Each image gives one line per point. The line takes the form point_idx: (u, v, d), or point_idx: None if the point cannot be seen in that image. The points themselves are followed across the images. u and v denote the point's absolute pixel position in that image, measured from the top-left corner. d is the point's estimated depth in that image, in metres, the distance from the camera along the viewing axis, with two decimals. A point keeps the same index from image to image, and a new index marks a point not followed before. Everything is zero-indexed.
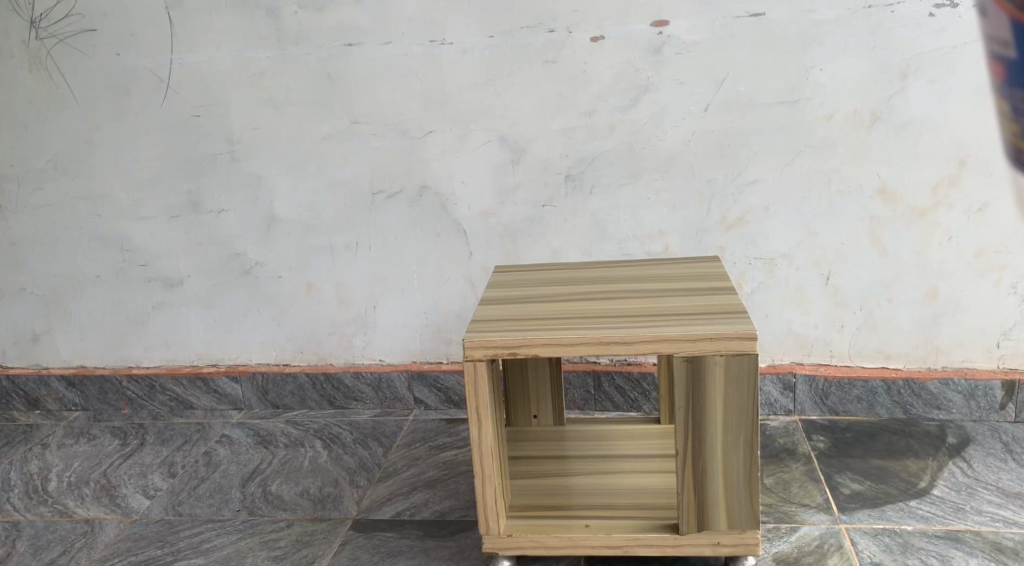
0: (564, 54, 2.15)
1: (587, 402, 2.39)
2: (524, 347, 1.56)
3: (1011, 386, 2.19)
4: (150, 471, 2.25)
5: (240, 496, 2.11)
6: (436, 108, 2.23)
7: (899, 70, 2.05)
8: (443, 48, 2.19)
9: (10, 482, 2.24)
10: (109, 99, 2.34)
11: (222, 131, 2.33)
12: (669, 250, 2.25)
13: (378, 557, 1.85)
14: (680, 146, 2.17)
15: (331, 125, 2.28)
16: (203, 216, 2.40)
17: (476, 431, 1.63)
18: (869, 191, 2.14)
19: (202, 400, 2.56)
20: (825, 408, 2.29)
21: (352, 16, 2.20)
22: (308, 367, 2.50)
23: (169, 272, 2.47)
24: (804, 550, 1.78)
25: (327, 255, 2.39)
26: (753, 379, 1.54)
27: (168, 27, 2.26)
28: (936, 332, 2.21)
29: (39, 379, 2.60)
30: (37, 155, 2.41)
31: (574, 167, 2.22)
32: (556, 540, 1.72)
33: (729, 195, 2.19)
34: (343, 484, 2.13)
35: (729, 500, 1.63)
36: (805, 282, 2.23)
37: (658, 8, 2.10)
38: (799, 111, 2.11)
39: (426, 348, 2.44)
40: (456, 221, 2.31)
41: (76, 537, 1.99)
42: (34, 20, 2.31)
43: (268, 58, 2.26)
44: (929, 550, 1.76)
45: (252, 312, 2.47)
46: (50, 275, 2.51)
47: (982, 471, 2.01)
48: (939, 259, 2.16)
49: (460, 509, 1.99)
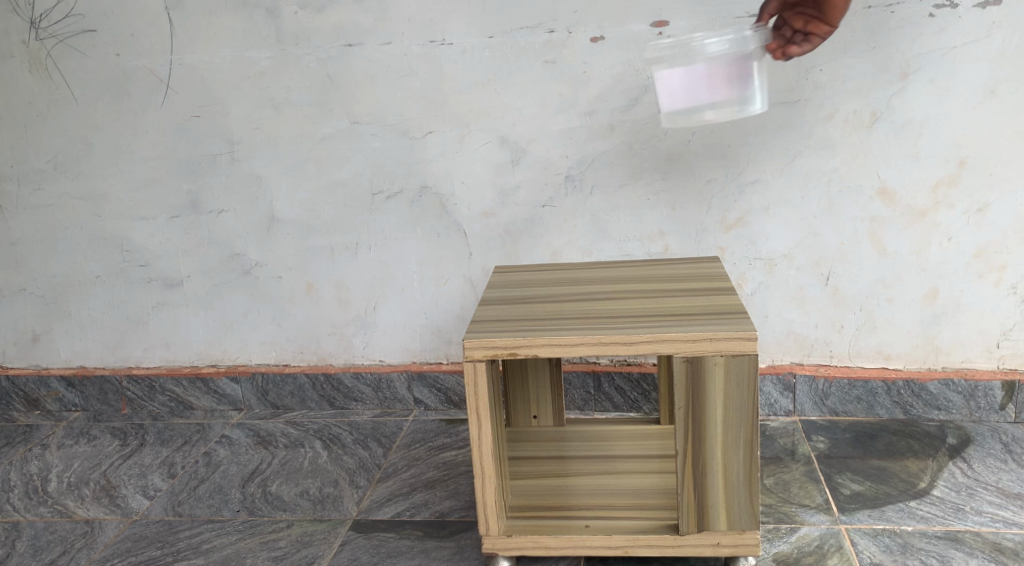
0: (564, 54, 2.15)
1: (587, 403, 2.39)
2: (524, 347, 1.56)
3: (1011, 387, 2.19)
4: (150, 472, 2.25)
5: (241, 496, 2.11)
6: (437, 108, 2.23)
7: (899, 70, 2.05)
8: (443, 48, 2.19)
9: (10, 483, 2.24)
10: (109, 99, 2.34)
11: (222, 132, 2.33)
12: (669, 251, 2.25)
13: (378, 557, 1.85)
14: (680, 146, 2.17)
15: (331, 125, 2.28)
16: (203, 216, 2.40)
17: (476, 430, 1.63)
18: (869, 191, 2.14)
19: (202, 400, 2.56)
20: (825, 409, 2.29)
21: (352, 16, 2.20)
22: (308, 367, 2.50)
23: (169, 273, 2.47)
24: (803, 550, 1.78)
25: (326, 254, 2.39)
26: (752, 380, 1.54)
27: (168, 27, 2.26)
28: (936, 333, 2.21)
29: (39, 380, 2.59)
30: (38, 156, 2.41)
31: (574, 167, 2.22)
32: (556, 541, 1.73)
33: (729, 195, 2.19)
34: (343, 484, 2.13)
35: (729, 501, 1.63)
36: (806, 282, 2.22)
37: (658, 8, 2.10)
38: (799, 111, 2.11)
39: (426, 348, 2.44)
40: (456, 221, 2.31)
41: (76, 537, 1.99)
42: (34, 20, 2.31)
43: (268, 58, 2.25)
44: (929, 550, 1.76)
45: (252, 312, 2.47)
46: (50, 275, 2.51)
47: (983, 471, 2.01)
48: (939, 259, 2.16)
49: (460, 509, 1.99)
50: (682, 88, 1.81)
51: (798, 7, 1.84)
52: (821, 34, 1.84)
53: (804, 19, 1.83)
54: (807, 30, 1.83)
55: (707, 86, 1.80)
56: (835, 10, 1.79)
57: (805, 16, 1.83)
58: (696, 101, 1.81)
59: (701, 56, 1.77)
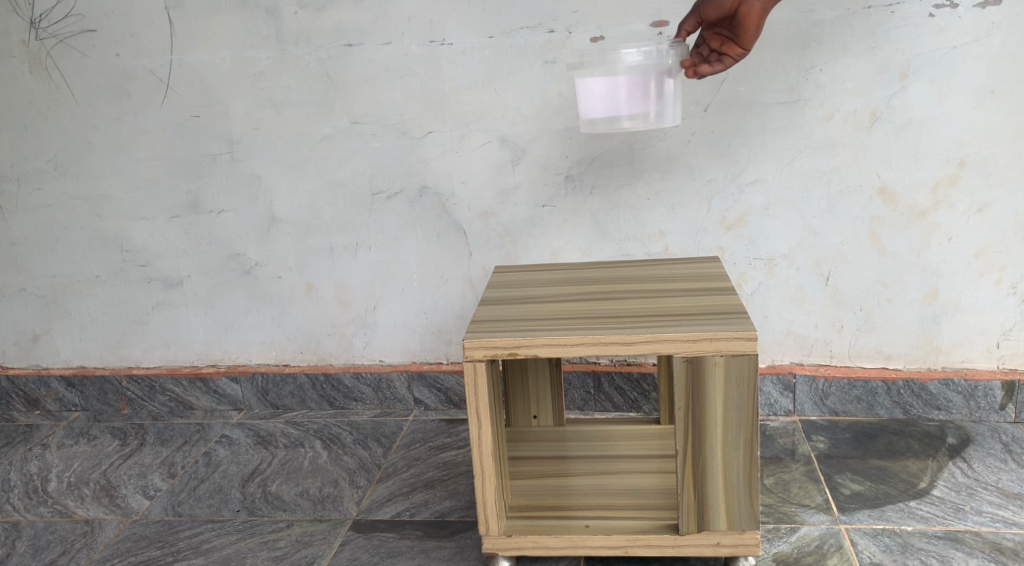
0: (564, 54, 2.15)
1: (587, 403, 2.39)
2: (524, 347, 1.56)
3: (1011, 387, 2.19)
4: (150, 472, 2.25)
5: (241, 496, 2.11)
6: (437, 108, 2.23)
7: (898, 70, 2.05)
8: (443, 48, 2.19)
9: (10, 483, 2.24)
10: (109, 100, 2.34)
11: (222, 132, 2.33)
12: (669, 251, 2.25)
13: (378, 557, 1.85)
14: (680, 146, 2.17)
15: (331, 125, 2.28)
16: (203, 216, 2.40)
17: (476, 430, 1.63)
18: (869, 191, 2.14)
19: (202, 400, 2.56)
20: (825, 409, 2.29)
21: (352, 16, 2.20)
22: (308, 367, 2.50)
23: (169, 273, 2.47)
24: (803, 550, 1.78)
25: (326, 254, 2.39)
26: (751, 380, 1.54)
27: (168, 27, 2.26)
28: (936, 333, 2.21)
29: (39, 379, 2.59)
30: (38, 156, 2.41)
31: (574, 167, 2.22)
32: (556, 541, 1.72)
33: (728, 195, 2.19)
34: (343, 484, 2.13)
35: (729, 501, 1.63)
36: (806, 282, 2.22)
37: (658, 8, 2.10)
38: (799, 111, 2.11)
39: (426, 348, 2.44)
40: (456, 221, 2.31)
41: (76, 537, 1.99)
42: (34, 20, 2.31)
43: (268, 58, 2.25)
44: (929, 550, 1.76)
45: (252, 312, 2.47)
46: (50, 275, 2.51)
47: (982, 471, 2.01)
48: (939, 259, 2.16)
49: (460, 509, 1.99)
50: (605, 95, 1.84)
51: (716, 27, 1.86)
52: (734, 55, 1.87)
53: (720, 40, 1.86)
54: (722, 50, 1.86)
55: (625, 97, 1.82)
56: (747, 34, 1.81)
57: (721, 37, 1.86)
58: (615, 110, 1.84)
59: (623, 67, 1.79)
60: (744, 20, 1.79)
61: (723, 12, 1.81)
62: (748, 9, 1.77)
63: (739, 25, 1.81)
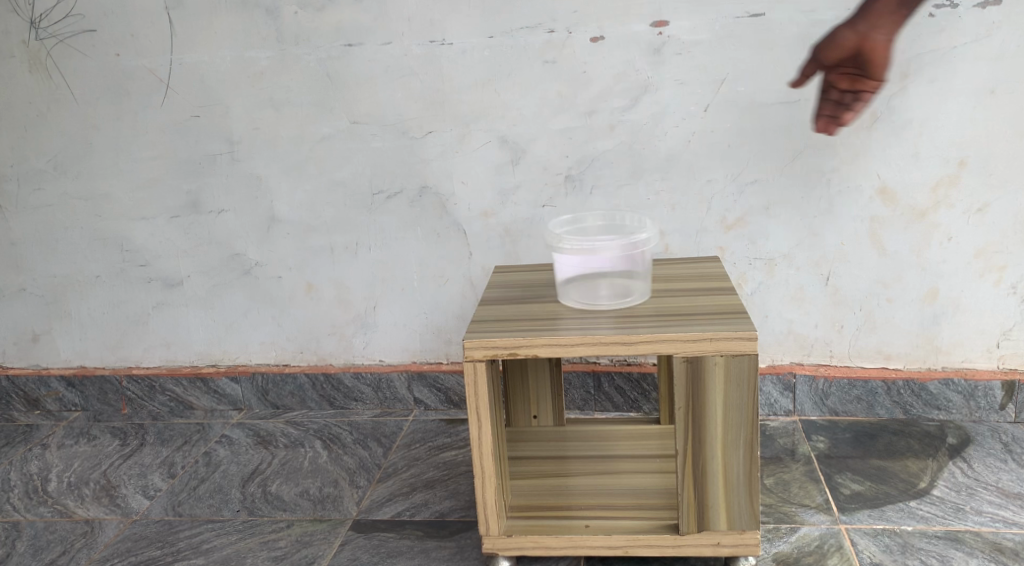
0: (564, 54, 2.15)
1: (587, 402, 2.39)
2: (524, 347, 1.56)
3: (1011, 387, 2.19)
4: (150, 472, 2.25)
5: (240, 496, 2.11)
6: (437, 108, 2.23)
7: (899, 70, 2.05)
8: (443, 48, 2.19)
9: (10, 483, 2.24)
10: (109, 100, 2.34)
11: (222, 132, 2.33)
12: (669, 250, 2.26)
13: (378, 557, 1.85)
14: (680, 146, 2.17)
15: (331, 125, 2.28)
16: (203, 216, 2.40)
17: (476, 431, 1.63)
18: (870, 191, 2.14)
19: (202, 400, 2.56)
20: (825, 408, 2.29)
21: (352, 16, 2.20)
22: (308, 367, 2.50)
23: (169, 273, 2.47)
24: (803, 550, 1.78)
25: (326, 255, 2.39)
26: (751, 380, 1.54)
27: (168, 27, 2.26)
28: (936, 333, 2.21)
29: (39, 379, 2.59)
30: (38, 156, 2.41)
31: (574, 167, 2.23)
32: (556, 541, 1.72)
33: (729, 195, 2.19)
34: (343, 484, 2.13)
35: (729, 501, 1.63)
36: (806, 282, 2.23)
37: (658, 8, 2.10)
38: (799, 111, 2.11)
39: (426, 348, 2.44)
40: (456, 221, 2.31)
41: (76, 537, 1.99)
42: (34, 20, 2.31)
43: (268, 58, 2.25)
44: (929, 550, 1.76)
45: (252, 312, 2.47)
46: (50, 275, 2.51)
47: (983, 471, 2.01)
48: (939, 259, 2.16)
49: (460, 509, 1.99)
50: (581, 267, 1.68)
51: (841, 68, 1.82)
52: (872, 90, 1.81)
53: (848, 79, 1.82)
54: (855, 88, 1.82)
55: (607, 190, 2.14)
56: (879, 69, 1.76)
57: (850, 76, 1.81)
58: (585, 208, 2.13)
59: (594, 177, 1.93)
60: (870, 56, 1.75)
61: (844, 53, 1.78)
62: (875, 42, 1.74)
63: (866, 62, 1.77)
